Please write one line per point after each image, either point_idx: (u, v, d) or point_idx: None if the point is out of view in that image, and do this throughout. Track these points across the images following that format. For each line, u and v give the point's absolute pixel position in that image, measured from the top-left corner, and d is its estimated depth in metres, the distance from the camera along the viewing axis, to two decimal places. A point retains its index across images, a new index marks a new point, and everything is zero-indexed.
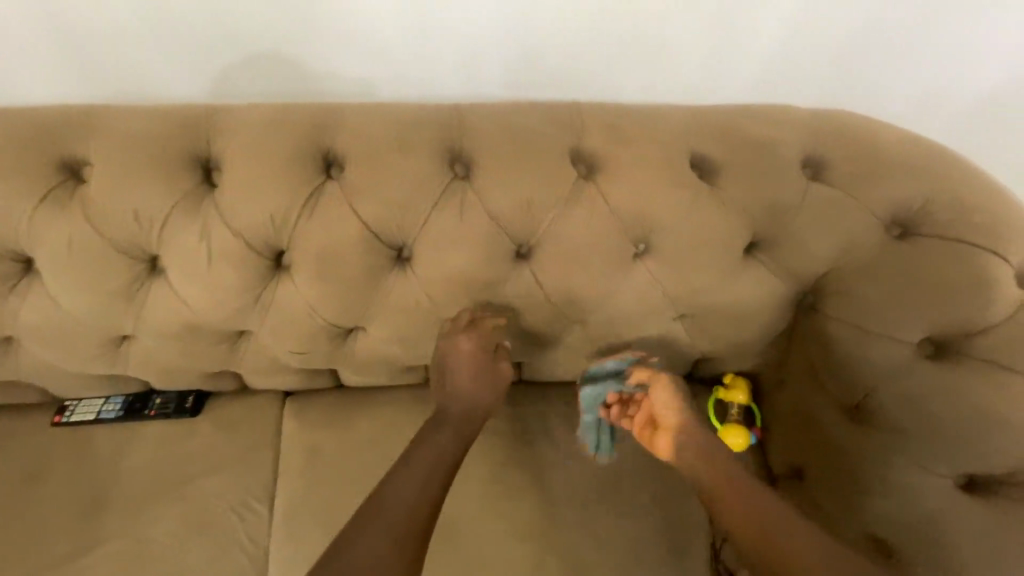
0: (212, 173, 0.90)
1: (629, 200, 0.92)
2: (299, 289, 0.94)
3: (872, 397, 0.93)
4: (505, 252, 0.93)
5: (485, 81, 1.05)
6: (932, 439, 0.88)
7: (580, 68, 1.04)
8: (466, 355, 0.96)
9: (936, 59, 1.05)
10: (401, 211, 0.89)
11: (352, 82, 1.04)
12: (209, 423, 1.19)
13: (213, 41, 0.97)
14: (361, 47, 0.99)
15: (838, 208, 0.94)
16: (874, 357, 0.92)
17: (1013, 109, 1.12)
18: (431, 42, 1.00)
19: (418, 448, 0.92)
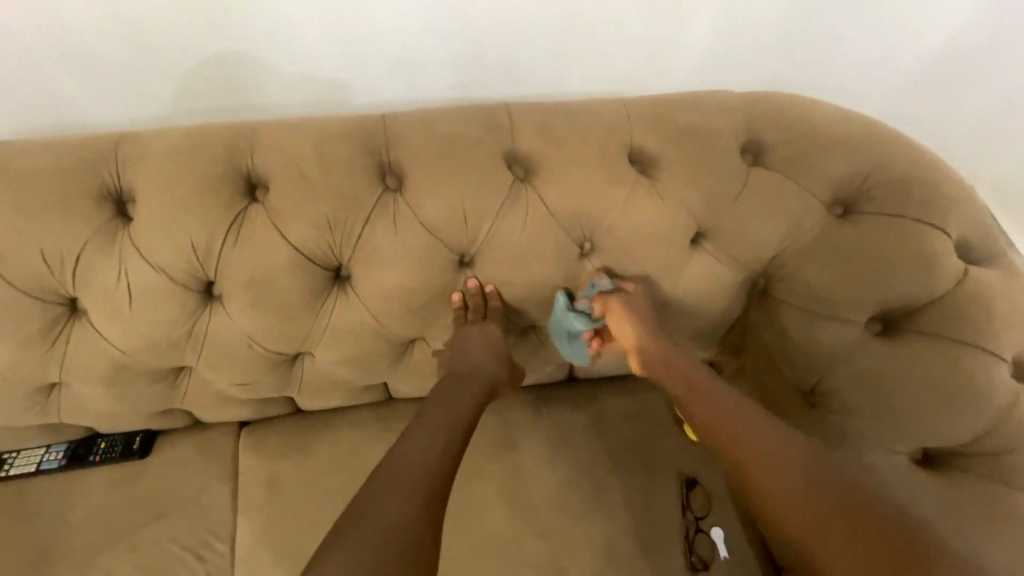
0: (127, 203, 0.86)
1: (572, 197, 0.89)
2: (232, 321, 0.89)
3: (827, 379, 0.92)
4: (446, 266, 0.90)
5: (439, 91, 1.02)
6: (885, 415, 0.87)
7: (534, 73, 1.02)
8: (488, 340, 0.95)
9: (880, 44, 1.06)
10: (331, 230, 0.85)
11: (297, 101, 1.00)
12: (161, 465, 1.14)
13: (129, 67, 0.91)
14: (283, 49, 0.93)
15: (771, 190, 0.93)
16: (827, 340, 0.92)
17: (957, 80, 1.13)
18: (384, 56, 0.96)
19: (431, 417, 0.87)
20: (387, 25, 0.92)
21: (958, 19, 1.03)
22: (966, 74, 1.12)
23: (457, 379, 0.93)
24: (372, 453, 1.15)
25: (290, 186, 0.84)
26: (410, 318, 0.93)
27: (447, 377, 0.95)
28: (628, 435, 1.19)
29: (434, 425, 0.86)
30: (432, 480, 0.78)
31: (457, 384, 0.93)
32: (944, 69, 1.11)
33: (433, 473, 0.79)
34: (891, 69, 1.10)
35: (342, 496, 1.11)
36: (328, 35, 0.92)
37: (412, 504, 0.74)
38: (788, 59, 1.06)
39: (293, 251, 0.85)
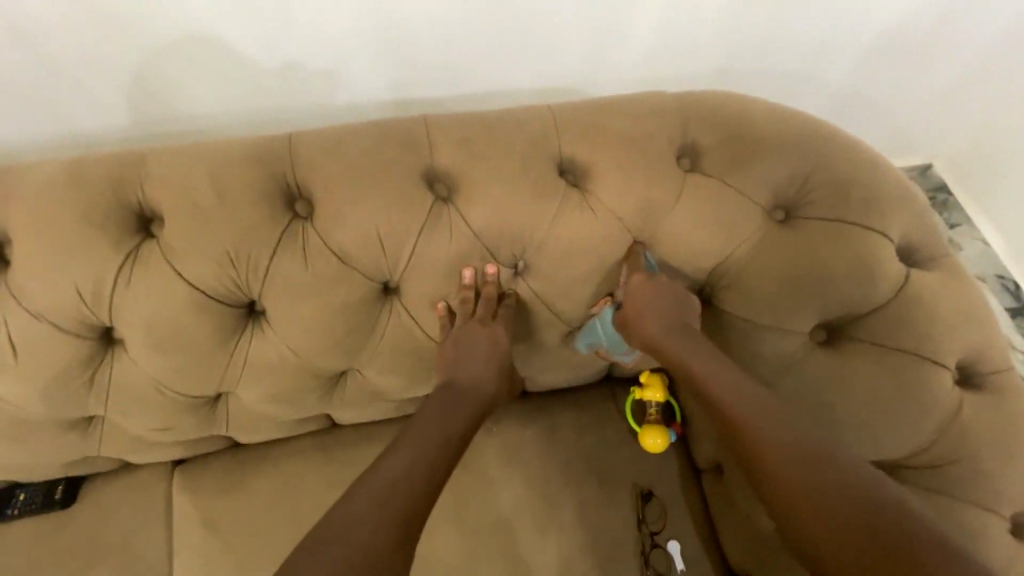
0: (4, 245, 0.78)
1: (497, 214, 0.84)
2: (138, 366, 0.83)
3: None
4: (367, 295, 0.84)
5: (368, 100, 1.03)
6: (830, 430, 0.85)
7: (464, 76, 1.03)
8: (490, 345, 0.88)
9: (793, 42, 1.11)
10: (235, 265, 0.78)
11: (224, 116, 1.00)
12: (87, 512, 1.07)
13: (39, 89, 0.89)
14: (202, 71, 0.92)
15: (707, 197, 0.88)
16: (772, 353, 0.89)
17: (858, 75, 1.22)
18: (307, 68, 0.95)
19: (422, 425, 0.82)
20: (304, 36, 0.90)
21: (861, 17, 1.09)
22: (866, 70, 1.21)
23: (453, 391, 0.86)
24: (315, 486, 1.10)
25: (186, 219, 0.77)
26: (335, 351, 0.87)
27: (443, 388, 0.87)
28: (582, 450, 1.16)
29: (421, 436, 0.80)
30: (411, 498, 0.72)
31: (452, 401, 0.86)
32: (851, 61, 1.18)
33: (412, 492, 0.73)
34: (806, 60, 1.16)
35: (284, 535, 1.06)
36: (248, 54, 0.91)
37: (383, 530, 0.68)
38: (712, 53, 1.09)
39: (195, 290, 0.78)
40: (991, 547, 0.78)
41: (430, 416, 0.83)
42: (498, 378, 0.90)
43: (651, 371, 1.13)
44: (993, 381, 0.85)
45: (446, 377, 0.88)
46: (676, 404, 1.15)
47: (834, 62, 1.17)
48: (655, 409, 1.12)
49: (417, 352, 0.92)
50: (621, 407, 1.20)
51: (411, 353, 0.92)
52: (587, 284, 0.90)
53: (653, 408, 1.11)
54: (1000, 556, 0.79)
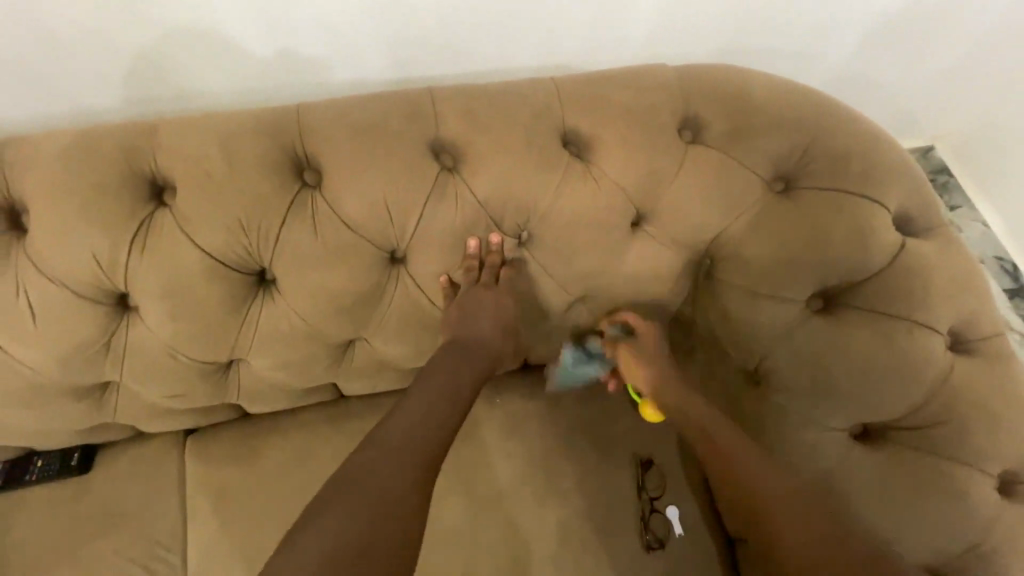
0: (20, 213, 0.80)
1: (502, 185, 0.85)
2: (152, 333, 0.85)
3: (769, 361, 0.92)
4: (374, 264, 0.86)
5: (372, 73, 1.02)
6: (826, 396, 0.87)
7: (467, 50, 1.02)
8: (498, 304, 0.90)
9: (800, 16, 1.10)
10: (246, 233, 0.80)
11: (224, 92, 0.98)
12: (103, 479, 1.10)
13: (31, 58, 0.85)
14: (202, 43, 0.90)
15: (707, 169, 0.90)
16: (770, 323, 0.91)
17: (864, 50, 1.21)
18: (308, 40, 0.94)
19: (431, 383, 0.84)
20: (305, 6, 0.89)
21: None
22: (872, 45, 1.20)
23: (462, 350, 0.89)
24: (323, 455, 1.13)
25: (198, 188, 0.79)
26: (343, 320, 0.90)
27: (451, 345, 0.89)
28: (583, 421, 1.18)
29: (432, 393, 0.83)
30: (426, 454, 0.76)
31: (460, 358, 0.88)
32: (856, 36, 1.18)
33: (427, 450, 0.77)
34: (811, 35, 1.15)
35: (294, 501, 1.09)
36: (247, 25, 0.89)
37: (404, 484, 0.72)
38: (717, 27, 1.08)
39: (206, 257, 0.80)
40: (977, 505, 0.82)
41: (439, 373, 0.86)
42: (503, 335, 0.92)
43: None
44: (984, 348, 0.87)
45: (454, 332, 0.90)
46: None
47: (839, 37, 1.17)
48: None
49: (423, 321, 0.94)
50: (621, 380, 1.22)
51: (417, 323, 0.94)
52: (590, 255, 0.92)
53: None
54: (986, 516, 0.82)
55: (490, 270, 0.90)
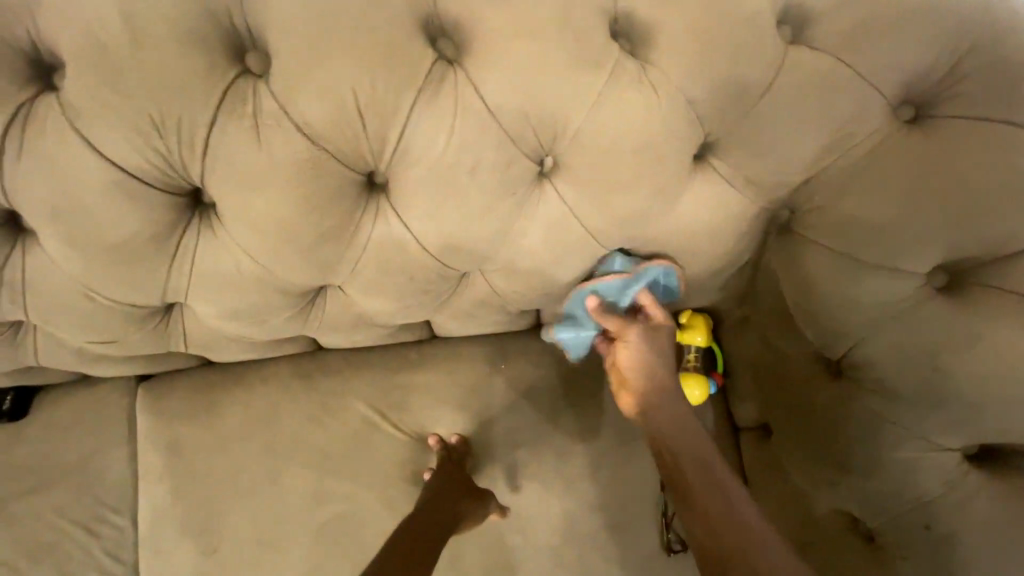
0: None
1: (520, 86, 0.60)
2: (57, 263, 0.65)
3: (871, 346, 0.70)
4: (344, 188, 0.64)
5: None
6: (947, 403, 0.66)
7: None
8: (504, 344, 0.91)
9: None
10: (163, 134, 0.58)
11: None
12: (41, 426, 0.95)
13: None
14: None
15: (811, 80, 0.64)
16: (888, 296, 0.67)
17: None
18: None
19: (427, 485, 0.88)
20: None
21: None
22: None
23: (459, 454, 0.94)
24: (294, 416, 0.97)
25: (92, 63, 0.55)
26: (303, 263, 0.69)
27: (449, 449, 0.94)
28: (603, 398, 0.99)
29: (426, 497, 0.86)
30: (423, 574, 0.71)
31: (454, 460, 0.93)
32: None
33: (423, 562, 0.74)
34: None
35: (259, 467, 0.94)
36: None
37: None
38: None
39: (113, 167, 0.59)
40: None
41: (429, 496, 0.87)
42: (516, 439, 0.96)
43: (693, 312, 0.94)
44: None
45: (458, 446, 0.94)
46: (721, 351, 0.96)
47: None
48: (695, 356, 0.93)
49: (408, 270, 0.72)
50: None
51: (402, 270, 0.72)
52: (633, 197, 0.69)
53: (692, 354, 0.92)
54: None
55: (501, 208, 0.67)
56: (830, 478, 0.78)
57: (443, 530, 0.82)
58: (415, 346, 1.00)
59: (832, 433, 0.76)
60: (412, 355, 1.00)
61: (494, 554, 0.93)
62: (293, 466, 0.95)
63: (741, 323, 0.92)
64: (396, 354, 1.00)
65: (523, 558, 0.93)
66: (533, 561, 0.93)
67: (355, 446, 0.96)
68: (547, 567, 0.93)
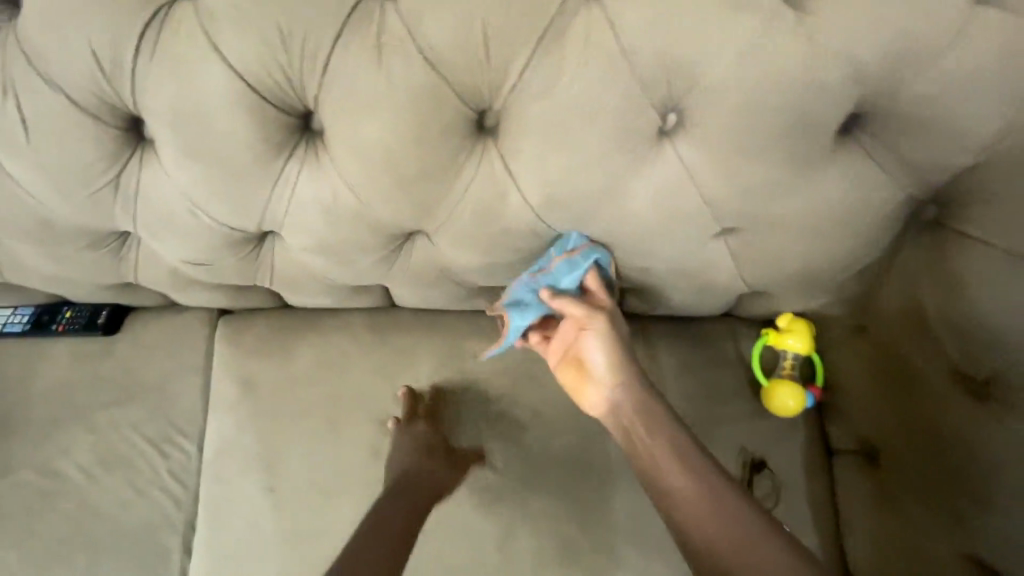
0: None
1: (660, 26, 0.55)
2: (170, 176, 0.66)
3: None
4: (456, 125, 0.61)
5: None
6: None
7: None
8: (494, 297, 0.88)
9: None
10: (286, 48, 0.56)
11: None
12: (130, 344, 0.99)
13: None
14: None
15: (999, 49, 0.56)
16: None
17: None
18: None
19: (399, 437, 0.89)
20: None
21: None
22: None
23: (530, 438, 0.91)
24: (360, 368, 0.95)
25: None
26: (401, 202, 0.67)
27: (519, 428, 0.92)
28: (681, 396, 0.91)
29: (399, 450, 0.88)
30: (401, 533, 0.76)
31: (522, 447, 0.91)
32: None
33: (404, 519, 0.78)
34: None
35: (322, 413, 0.94)
36: None
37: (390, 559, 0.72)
38: None
39: (235, 78, 0.58)
40: None
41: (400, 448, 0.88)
42: (584, 424, 0.91)
43: (793, 317, 0.86)
44: None
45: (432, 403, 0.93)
46: (820, 363, 0.87)
47: None
48: (792, 364, 0.87)
49: (502, 224, 0.69)
50: (745, 354, 0.92)
51: (498, 222, 0.69)
52: (760, 165, 0.63)
53: (790, 361, 0.86)
54: None
55: (615, 164, 0.63)
56: (958, 510, 0.75)
57: (423, 477, 0.85)
58: (489, 314, 0.97)
59: (976, 464, 0.73)
60: (483, 323, 0.97)
61: (548, 543, 0.87)
62: (355, 418, 0.94)
63: (858, 335, 0.83)
64: (467, 319, 0.97)
65: (579, 552, 0.87)
66: (589, 558, 0.86)
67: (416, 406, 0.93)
68: (604, 566, 0.86)
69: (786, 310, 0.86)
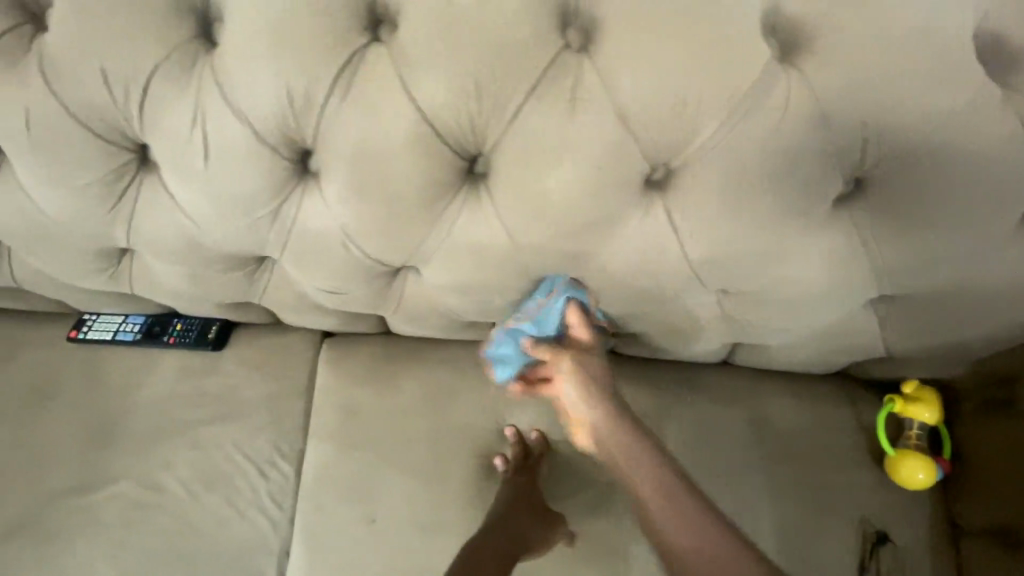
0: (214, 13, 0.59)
1: (861, 98, 0.55)
2: (328, 209, 0.67)
3: None
4: (633, 179, 0.60)
5: None
6: None
7: None
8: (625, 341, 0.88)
9: None
10: (479, 96, 0.57)
11: None
12: (236, 360, 1.00)
13: None
14: None
15: None
16: None
17: None
18: None
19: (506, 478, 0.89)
20: None
21: None
22: None
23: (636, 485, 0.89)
24: (463, 402, 0.95)
25: (432, 16, 0.55)
26: (557, 249, 0.66)
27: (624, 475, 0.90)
28: (794, 456, 0.88)
29: (506, 492, 0.88)
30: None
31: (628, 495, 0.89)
32: None
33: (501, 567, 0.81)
34: None
35: (423, 445, 0.93)
36: None
37: None
38: None
39: (422, 122, 0.59)
40: None
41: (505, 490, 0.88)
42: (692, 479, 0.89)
43: (919, 385, 0.86)
44: None
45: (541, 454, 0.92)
46: (948, 436, 0.85)
47: None
48: (917, 434, 0.85)
49: (652, 276, 0.68)
50: (861, 418, 0.90)
51: (651, 274, 0.68)
52: (932, 238, 0.63)
53: (915, 431, 0.84)
54: None
55: (782, 227, 0.63)
56: None
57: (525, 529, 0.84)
58: None
59: None
60: None
61: None
62: (455, 452, 0.93)
63: (994, 410, 0.81)
64: None
65: None
66: None
67: (517, 445, 0.91)
68: None
69: (912, 376, 0.86)
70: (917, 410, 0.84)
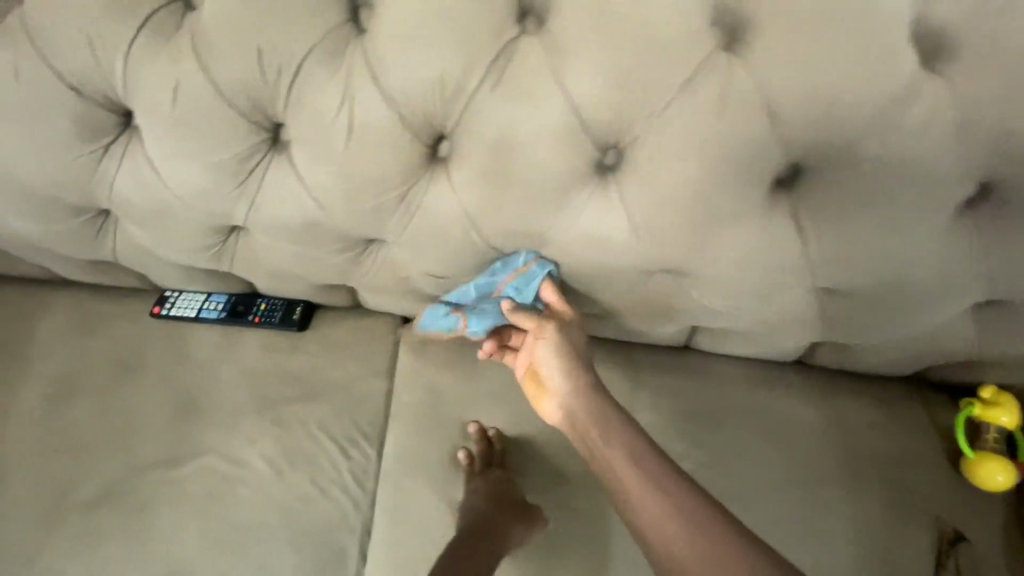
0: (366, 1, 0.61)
1: (1000, 105, 0.57)
2: (454, 195, 0.68)
3: None
4: (765, 175, 0.62)
5: None
6: None
7: None
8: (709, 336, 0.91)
9: None
10: (628, 88, 0.59)
11: None
12: (318, 341, 1.02)
13: None
14: None
15: None
16: None
17: None
18: None
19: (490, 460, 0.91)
20: None
21: None
22: None
23: None
24: None
25: (590, 9, 0.57)
26: (678, 241, 0.68)
27: None
28: (873, 455, 0.90)
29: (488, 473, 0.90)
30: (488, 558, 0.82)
31: None
32: None
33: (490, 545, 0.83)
34: None
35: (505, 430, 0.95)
36: None
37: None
38: None
39: (569, 111, 0.60)
40: None
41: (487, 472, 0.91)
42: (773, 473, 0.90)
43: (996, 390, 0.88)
44: None
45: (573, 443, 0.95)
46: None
47: None
48: (995, 437, 0.87)
49: (766, 271, 0.70)
50: (932, 419, 0.93)
51: (765, 269, 0.70)
52: None
53: (993, 434, 0.86)
54: None
55: (901, 228, 0.65)
56: None
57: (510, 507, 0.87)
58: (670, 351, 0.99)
59: None
60: (667, 359, 0.95)
61: None
62: (537, 438, 0.95)
63: None
64: (649, 354, 0.95)
65: None
66: None
67: None
68: None
69: (988, 380, 0.89)
70: (995, 413, 0.86)
